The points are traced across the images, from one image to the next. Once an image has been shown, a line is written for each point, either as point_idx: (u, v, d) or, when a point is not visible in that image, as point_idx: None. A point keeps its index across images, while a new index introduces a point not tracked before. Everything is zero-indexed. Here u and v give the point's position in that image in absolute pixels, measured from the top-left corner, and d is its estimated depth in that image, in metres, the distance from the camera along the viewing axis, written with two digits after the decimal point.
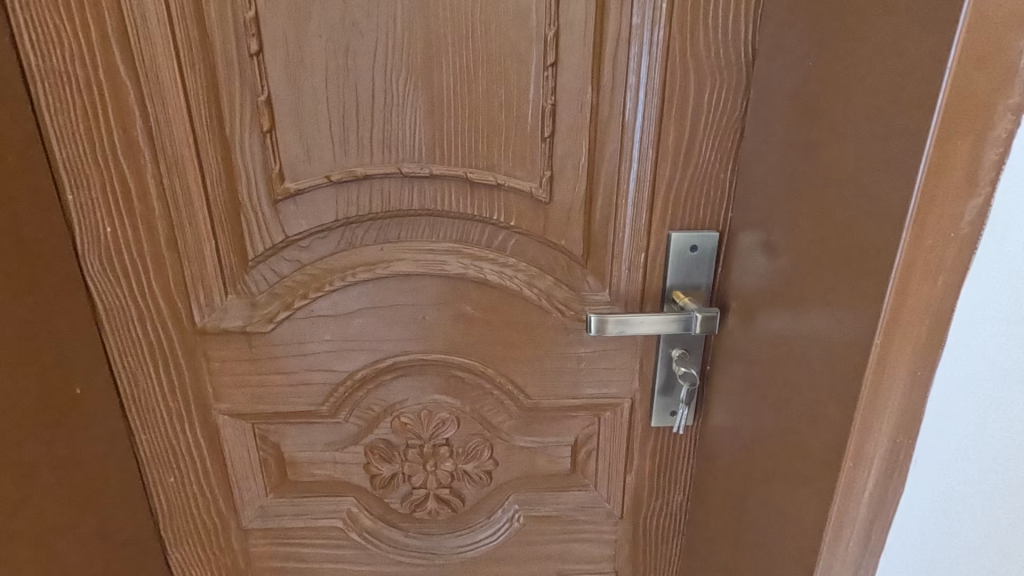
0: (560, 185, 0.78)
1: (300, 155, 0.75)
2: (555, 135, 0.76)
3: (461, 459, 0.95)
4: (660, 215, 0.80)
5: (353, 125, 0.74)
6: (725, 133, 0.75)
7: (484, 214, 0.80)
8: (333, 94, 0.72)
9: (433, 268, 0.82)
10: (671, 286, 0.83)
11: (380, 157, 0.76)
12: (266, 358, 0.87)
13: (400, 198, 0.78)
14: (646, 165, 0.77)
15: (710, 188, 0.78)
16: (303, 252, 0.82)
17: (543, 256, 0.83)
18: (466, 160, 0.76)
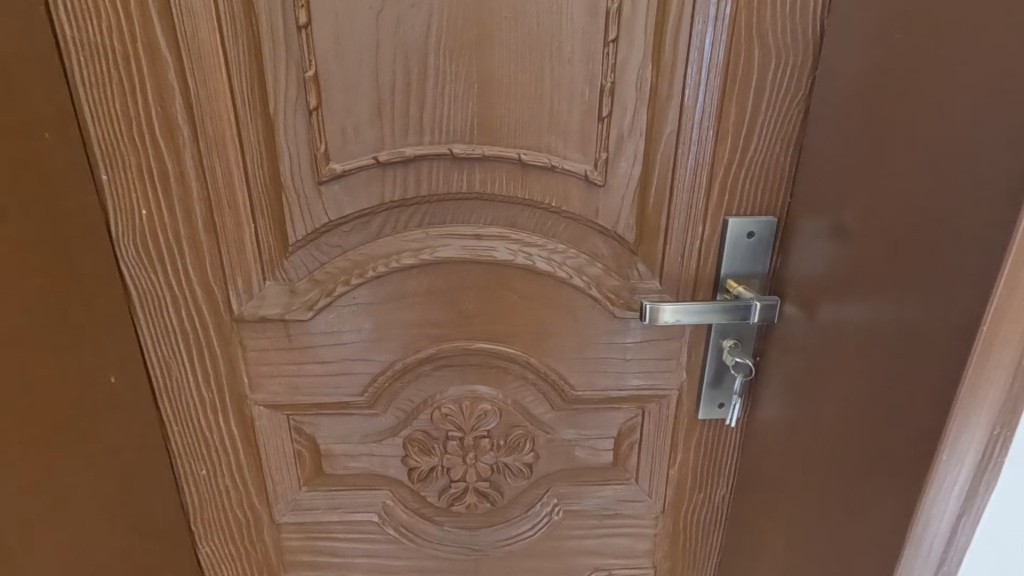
0: (614, 168, 0.75)
1: (348, 135, 0.72)
2: (612, 115, 0.73)
3: (501, 452, 0.92)
4: (717, 199, 0.77)
5: (403, 103, 0.71)
6: (789, 114, 0.72)
7: (535, 198, 0.77)
8: (384, 70, 0.69)
9: (480, 254, 0.79)
10: (725, 274, 0.80)
11: (430, 137, 0.73)
12: (304, 347, 0.84)
13: (449, 181, 0.75)
14: (706, 147, 0.74)
15: (770, 171, 0.75)
16: (345, 237, 0.79)
17: (593, 242, 0.80)
18: (519, 141, 0.74)
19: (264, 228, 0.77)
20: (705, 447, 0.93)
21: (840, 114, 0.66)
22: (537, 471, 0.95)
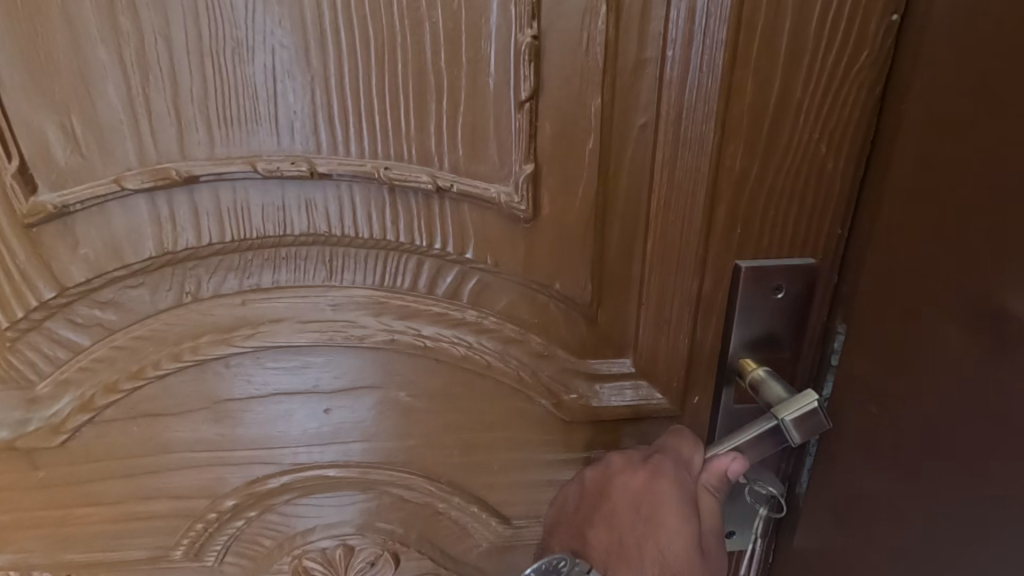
0: (551, 189, 0.45)
1: (61, 142, 0.39)
2: (541, 98, 0.41)
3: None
4: (723, 237, 0.46)
5: (155, 83, 0.38)
6: (841, 92, 0.42)
7: (421, 239, 0.46)
8: (106, 17, 0.37)
9: (337, 332, 0.49)
10: (735, 351, 0.50)
11: (218, 143, 0.41)
12: (66, 482, 0.52)
13: (266, 216, 0.44)
14: (705, 154, 0.44)
15: (809, 189, 0.45)
16: (102, 313, 0.47)
17: (523, 308, 0.49)
18: (383, 146, 0.42)
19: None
20: None
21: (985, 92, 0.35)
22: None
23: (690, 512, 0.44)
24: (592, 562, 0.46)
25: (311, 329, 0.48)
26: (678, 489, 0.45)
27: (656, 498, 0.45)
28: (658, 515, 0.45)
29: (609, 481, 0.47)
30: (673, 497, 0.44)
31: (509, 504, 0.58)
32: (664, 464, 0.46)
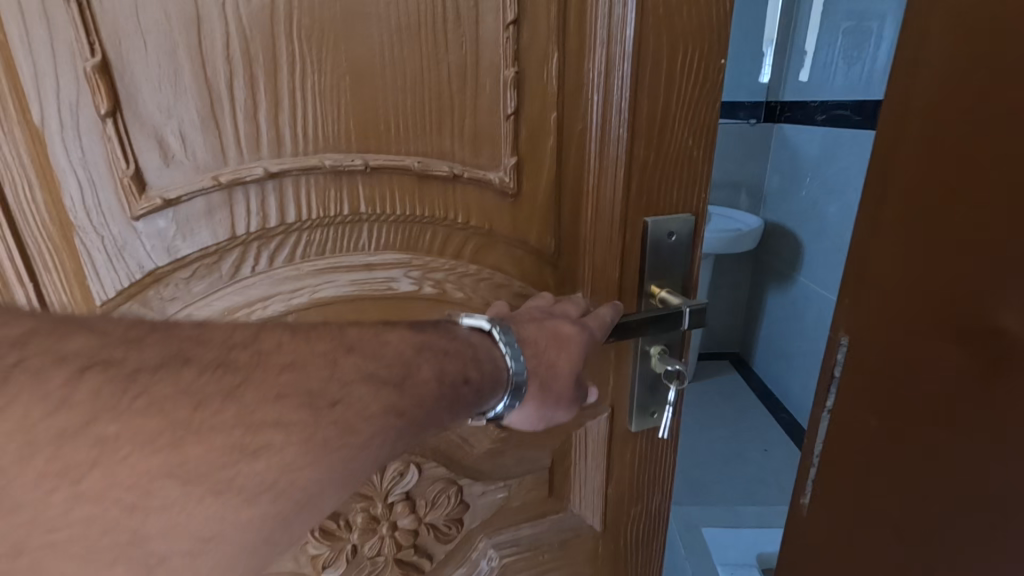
0: (528, 173, 0.65)
1: (162, 145, 0.51)
2: (520, 112, 0.62)
3: (430, 515, 0.78)
4: (635, 203, 0.68)
5: (246, 100, 0.52)
6: (698, 106, 0.67)
7: (439, 213, 0.63)
8: (219, 56, 0.49)
9: (376, 287, 0.64)
10: (648, 278, 0.73)
11: (291, 147, 0.55)
12: None
13: (325, 200, 0.58)
14: (625, 148, 0.65)
15: (683, 168, 0.70)
16: (184, 286, 0.57)
17: (508, 260, 0.69)
18: (412, 146, 0.59)
19: (52, 284, 0.52)
20: (642, 458, 0.86)
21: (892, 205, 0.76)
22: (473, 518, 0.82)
23: (580, 352, 0.60)
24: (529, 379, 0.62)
25: (355, 286, 0.64)
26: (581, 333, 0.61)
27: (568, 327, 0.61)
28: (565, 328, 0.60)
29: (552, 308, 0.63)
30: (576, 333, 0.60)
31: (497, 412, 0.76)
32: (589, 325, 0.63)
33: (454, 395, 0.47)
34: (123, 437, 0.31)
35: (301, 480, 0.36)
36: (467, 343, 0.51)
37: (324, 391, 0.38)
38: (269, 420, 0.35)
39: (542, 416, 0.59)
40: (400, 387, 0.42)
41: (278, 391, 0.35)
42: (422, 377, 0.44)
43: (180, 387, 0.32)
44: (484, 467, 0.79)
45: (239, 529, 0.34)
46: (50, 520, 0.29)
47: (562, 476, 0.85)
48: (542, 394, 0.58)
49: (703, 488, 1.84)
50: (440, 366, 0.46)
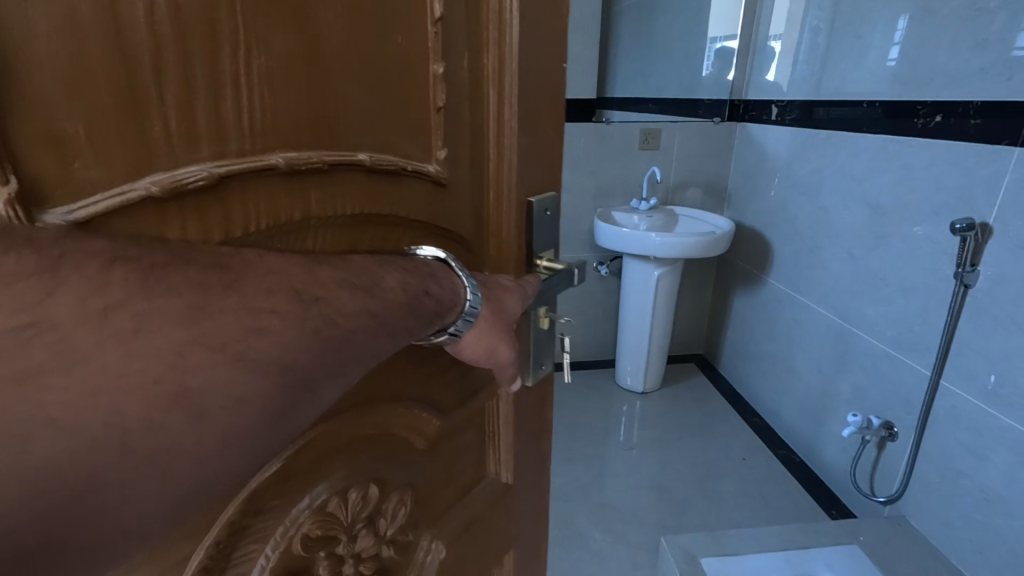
0: (461, 145, 0.33)
1: (60, 145, 0.17)
2: (451, 105, 0.32)
3: (399, 528, 0.35)
4: (534, 144, 0.37)
5: (169, 72, 0.19)
6: (542, 66, 0.36)
7: (386, 212, 0.29)
8: None
9: None
10: (539, 246, 0.41)
11: (223, 71, 0.20)
12: None
13: (273, 206, 0.23)
14: (530, 64, 0.35)
15: (536, 148, 0.38)
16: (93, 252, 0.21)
17: (504, 247, 0.39)
18: (321, 118, 0.25)
19: None
20: None
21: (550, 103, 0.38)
22: (437, 524, 0.39)
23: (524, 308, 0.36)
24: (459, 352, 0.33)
25: None
26: (520, 289, 0.36)
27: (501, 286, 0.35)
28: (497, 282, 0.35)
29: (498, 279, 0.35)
30: (517, 290, 0.35)
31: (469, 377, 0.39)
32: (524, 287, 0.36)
33: (411, 316, 0.27)
34: (151, 319, 0.18)
35: (315, 367, 0.22)
36: (407, 263, 0.28)
37: (307, 282, 0.22)
38: (271, 306, 0.21)
39: (493, 351, 0.34)
40: (370, 293, 0.25)
41: (262, 284, 0.21)
42: (390, 289, 0.26)
43: (192, 278, 0.19)
44: (429, 466, 0.37)
45: (266, 401, 0.20)
46: (102, 371, 0.17)
47: (500, 453, 0.44)
48: (499, 324, 0.34)
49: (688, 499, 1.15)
50: (404, 281, 0.27)
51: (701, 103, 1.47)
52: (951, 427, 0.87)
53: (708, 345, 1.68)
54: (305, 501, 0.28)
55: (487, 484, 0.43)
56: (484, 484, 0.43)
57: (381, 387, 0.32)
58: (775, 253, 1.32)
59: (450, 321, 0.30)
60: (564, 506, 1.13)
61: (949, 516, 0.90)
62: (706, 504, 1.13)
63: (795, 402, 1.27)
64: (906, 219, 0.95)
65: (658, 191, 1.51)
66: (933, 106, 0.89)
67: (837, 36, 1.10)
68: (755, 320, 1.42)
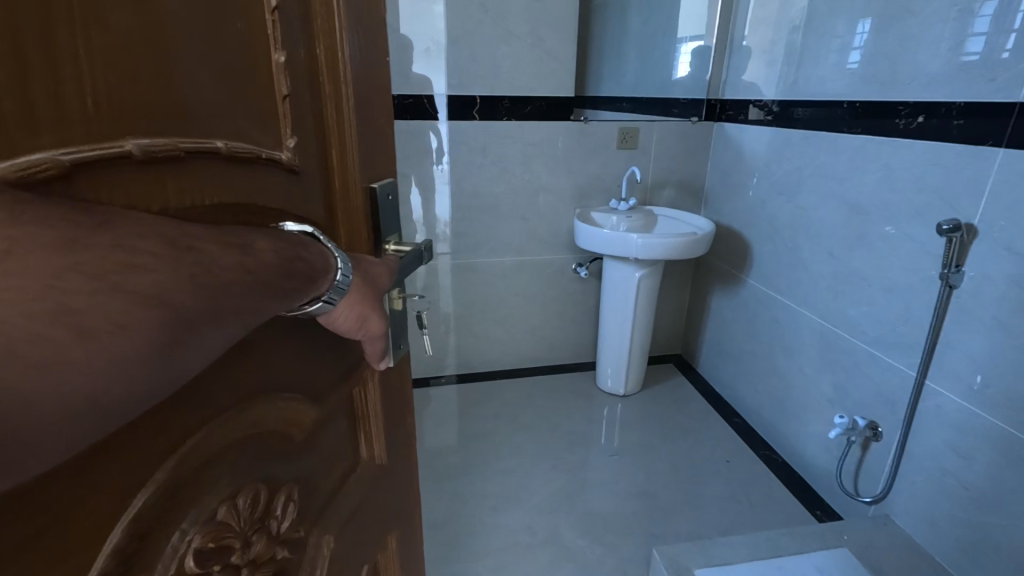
0: (309, 133, 0.33)
1: None
2: (298, 94, 0.31)
3: (290, 525, 0.34)
4: (366, 129, 0.39)
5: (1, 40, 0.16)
6: (369, 59, 0.38)
7: (250, 200, 0.27)
8: None
9: None
10: (385, 230, 0.42)
11: (60, 48, 0.18)
12: None
13: (131, 196, 0.21)
14: (357, 54, 0.36)
15: (370, 137, 0.39)
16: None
17: (354, 234, 0.39)
18: (177, 105, 0.23)
19: None
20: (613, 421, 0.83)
21: (375, 96, 0.39)
22: (323, 515, 0.39)
23: (389, 285, 0.38)
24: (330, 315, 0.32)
25: None
26: (384, 265, 0.38)
27: (367, 261, 0.36)
28: (363, 258, 0.36)
29: (364, 257, 0.36)
30: (382, 266, 0.37)
31: (347, 354, 0.41)
32: (386, 264, 0.38)
33: (285, 282, 0.26)
34: (22, 243, 0.16)
35: (195, 309, 0.20)
36: (276, 230, 0.27)
37: (181, 228, 0.21)
38: (148, 245, 0.19)
39: (364, 318, 0.34)
40: (245, 251, 0.24)
41: (133, 226, 0.19)
42: (264, 251, 0.25)
43: (55, 213, 0.17)
44: (309, 458, 0.36)
45: (153, 335, 0.19)
46: None
47: (371, 435, 0.46)
48: (369, 294, 0.34)
49: (674, 506, 1.13)
50: (275, 245, 0.26)
51: (676, 103, 1.48)
52: (936, 426, 0.87)
53: (684, 345, 1.68)
54: (194, 512, 0.26)
55: (362, 467, 0.45)
56: (360, 469, 0.44)
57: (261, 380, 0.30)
58: (754, 254, 1.32)
59: (325, 283, 0.30)
60: (549, 518, 1.11)
61: (931, 514, 0.90)
62: (690, 509, 1.12)
63: (773, 402, 1.27)
64: (880, 217, 0.96)
65: (636, 190, 1.51)
66: (914, 107, 0.88)
67: (815, 35, 1.09)
68: (732, 318, 1.42)
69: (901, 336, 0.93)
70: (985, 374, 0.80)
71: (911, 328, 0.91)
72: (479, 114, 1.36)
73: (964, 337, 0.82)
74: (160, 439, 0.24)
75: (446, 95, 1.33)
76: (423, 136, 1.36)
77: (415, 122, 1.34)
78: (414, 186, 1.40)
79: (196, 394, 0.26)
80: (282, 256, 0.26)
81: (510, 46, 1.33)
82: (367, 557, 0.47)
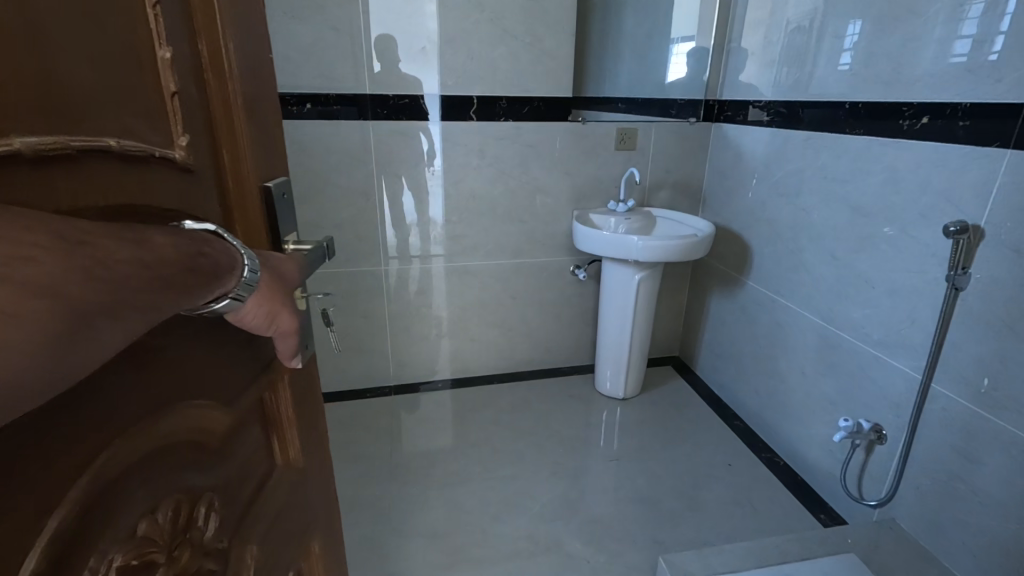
0: (198, 131, 0.35)
1: None
2: (185, 93, 0.33)
3: (212, 534, 0.37)
4: (255, 126, 0.41)
5: None
6: (253, 57, 0.40)
7: (140, 197, 0.29)
8: None
9: None
10: (283, 227, 0.44)
11: None
12: None
13: (23, 193, 0.22)
14: (242, 53, 0.38)
15: (259, 136, 0.42)
16: None
17: (251, 229, 0.41)
18: (68, 108, 0.24)
19: None
20: None
21: (262, 95, 0.42)
22: (244, 521, 0.41)
23: (295, 283, 0.39)
24: (239, 313, 0.34)
25: None
26: (290, 264, 0.39)
27: (273, 261, 0.37)
28: (268, 257, 0.37)
29: (270, 257, 0.38)
30: (288, 265, 0.39)
31: (257, 354, 0.42)
32: (292, 263, 0.40)
33: (182, 277, 0.27)
34: None
35: (93, 303, 0.22)
36: (175, 227, 0.29)
37: (68, 226, 0.21)
38: (28, 240, 0.19)
39: (272, 315, 0.36)
40: (139, 245, 0.24)
41: (20, 221, 0.20)
42: (160, 246, 0.26)
43: None
44: (223, 467, 0.38)
45: (42, 328, 0.19)
46: None
47: (285, 437, 0.48)
48: (277, 292, 0.36)
49: (679, 511, 1.12)
50: (173, 241, 0.27)
51: (674, 104, 1.47)
52: (942, 429, 0.87)
53: (683, 347, 1.67)
54: (116, 530, 0.28)
55: (276, 472, 0.47)
56: (275, 474, 0.46)
57: (168, 392, 0.32)
58: (754, 256, 1.31)
59: (233, 282, 0.31)
60: (551, 526, 1.09)
61: (939, 517, 0.89)
62: (694, 515, 1.10)
63: (775, 405, 1.26)
64: (880, 217, 0.96)
65: (635, 191, 1.50)
66: (919, 107, 0.88)
67: (817, 35, 1.08)
68: (731, 320, 1.41)
69: (905, 338, 0.93)
70: (993, 376, 0.79)
71: (915, 330, 0.91)
72: (476, 114, 1.34)
73: (969, 339, 0.82)
74: (73, 458, 0.25)
75: (441, 95, 1.31)
76: (418, 137, 1.33)
77: (410, 123, 1.32)
78: (407, 187, 1.37)
79: (104, 411, 0.27)
80: (180, 253, 0.27)
81: (507, 46, 1.31)
82: (290, 562, 0.49)
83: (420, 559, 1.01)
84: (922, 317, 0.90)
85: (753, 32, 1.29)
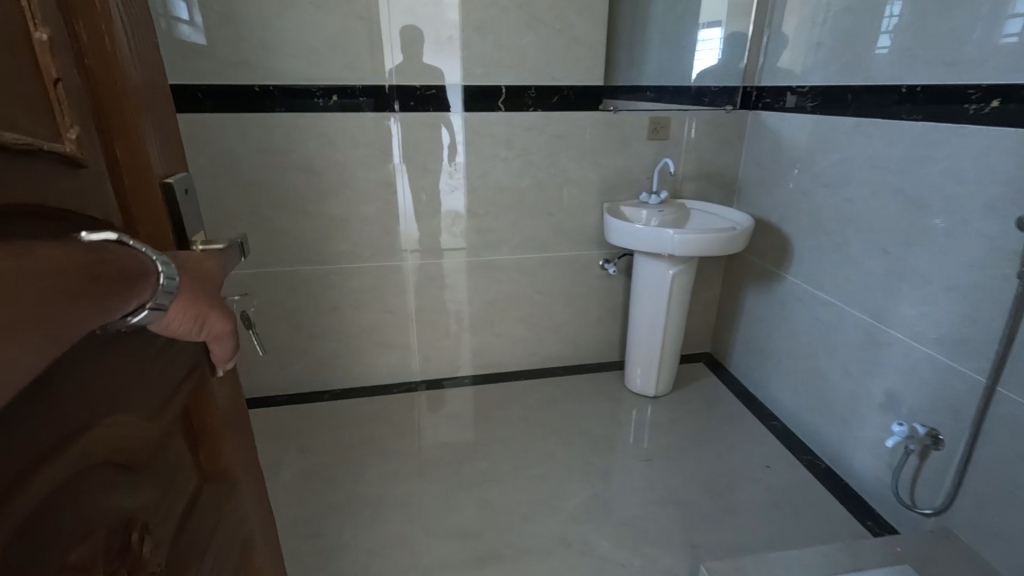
0: (87, 123, 0.33)
1: None
2: (69, 81, 0.31)
3: (151, 556, 0.35)
4: (148, 116, 0.39)
5: None
6: (143, 44, 0.38)
7: (29, 193, 0.27)
8: None
9: None
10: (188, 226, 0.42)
11: None
12: None
13: None
14: (129, 39, 0.37)
15: (155, 127, 0.39)
16: None
17: (154, 227, 0.39)
18: None
19: None
20: None
21: (156, 85, 0.40)
22: (181, 539, 0.39)
23: (219, 282, 0.39)
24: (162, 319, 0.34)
25: None
26: (211, 264, 0.39)
27: (190, 263, 0.37)
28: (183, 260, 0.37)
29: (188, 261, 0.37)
30: (208, 264, 0.39)
31: (175, 361, 0.40)
32: (212, 263, 0.40)
33: (79, 285, 0.26)
34: None
35: None
36: (68, 239, 0.27)
37: None
38: None
39: (201, 317, 0.36)
40: (25, 255, 0.24)
41: None
42: (50, 255, 0.25)
43: None
44: (153, 485, 0.37)
45: None
46: None
47: (211, 447, 0.45)
48: (200, 293, 0.36)
49: (719, 515, 1.08)
50: (66, 251, 0.26)
51: (707, 91, 1.40)
52: (1009, 436, 0.81)
53: (716, 344, 1.62)
54: (46, 562, 0.27)
55: (206, 485, 0.44)
56: (207, 486, 0.44)
57: (84, 412, 0.30)
58: (793, 249, 1.25)
59: (150, 290, 0.31)
60: (583, 528, 1.06)
61: (1001, 526, 0.83)
62: (732, 519, 1.06)
63: (817, 405, 1.21)
64: (936, 208, 0.90)
65: (666, 182, 1.44)
66: (987, 90, 0.82)
67: (867, 15, 1.02)
68: (768, 316, 1.36)
69: (964, 338, 0.87)
70: None
71: (977, 330, 0.85)
72: (504, 104, 1.31)
73: None
74: None
75: (465, 86, 1.27)
76: (442, 130, 1.30)
77: (435, 115, 1.28)
78: (434, 180, 1.34)
79: (13, 441, 0.25)
80: (75, 262, 0.26)
81: (536, 34, 1.26)
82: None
83: (449, 559, 1.00)
84: (985, 315, 0.84)
85: (794, 14, 1.23)
